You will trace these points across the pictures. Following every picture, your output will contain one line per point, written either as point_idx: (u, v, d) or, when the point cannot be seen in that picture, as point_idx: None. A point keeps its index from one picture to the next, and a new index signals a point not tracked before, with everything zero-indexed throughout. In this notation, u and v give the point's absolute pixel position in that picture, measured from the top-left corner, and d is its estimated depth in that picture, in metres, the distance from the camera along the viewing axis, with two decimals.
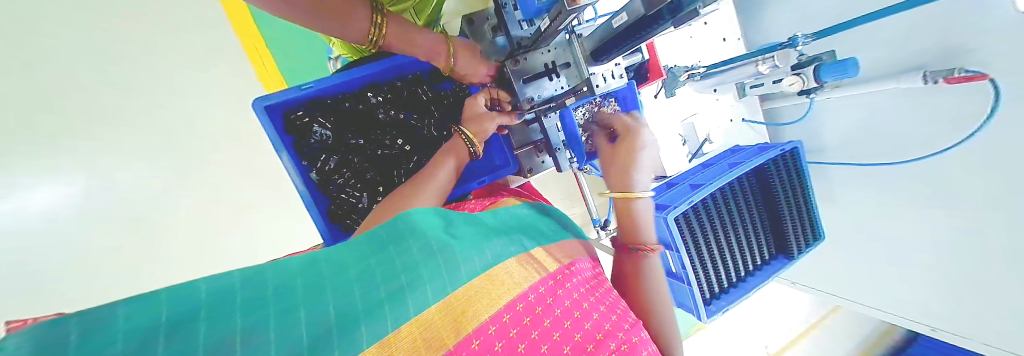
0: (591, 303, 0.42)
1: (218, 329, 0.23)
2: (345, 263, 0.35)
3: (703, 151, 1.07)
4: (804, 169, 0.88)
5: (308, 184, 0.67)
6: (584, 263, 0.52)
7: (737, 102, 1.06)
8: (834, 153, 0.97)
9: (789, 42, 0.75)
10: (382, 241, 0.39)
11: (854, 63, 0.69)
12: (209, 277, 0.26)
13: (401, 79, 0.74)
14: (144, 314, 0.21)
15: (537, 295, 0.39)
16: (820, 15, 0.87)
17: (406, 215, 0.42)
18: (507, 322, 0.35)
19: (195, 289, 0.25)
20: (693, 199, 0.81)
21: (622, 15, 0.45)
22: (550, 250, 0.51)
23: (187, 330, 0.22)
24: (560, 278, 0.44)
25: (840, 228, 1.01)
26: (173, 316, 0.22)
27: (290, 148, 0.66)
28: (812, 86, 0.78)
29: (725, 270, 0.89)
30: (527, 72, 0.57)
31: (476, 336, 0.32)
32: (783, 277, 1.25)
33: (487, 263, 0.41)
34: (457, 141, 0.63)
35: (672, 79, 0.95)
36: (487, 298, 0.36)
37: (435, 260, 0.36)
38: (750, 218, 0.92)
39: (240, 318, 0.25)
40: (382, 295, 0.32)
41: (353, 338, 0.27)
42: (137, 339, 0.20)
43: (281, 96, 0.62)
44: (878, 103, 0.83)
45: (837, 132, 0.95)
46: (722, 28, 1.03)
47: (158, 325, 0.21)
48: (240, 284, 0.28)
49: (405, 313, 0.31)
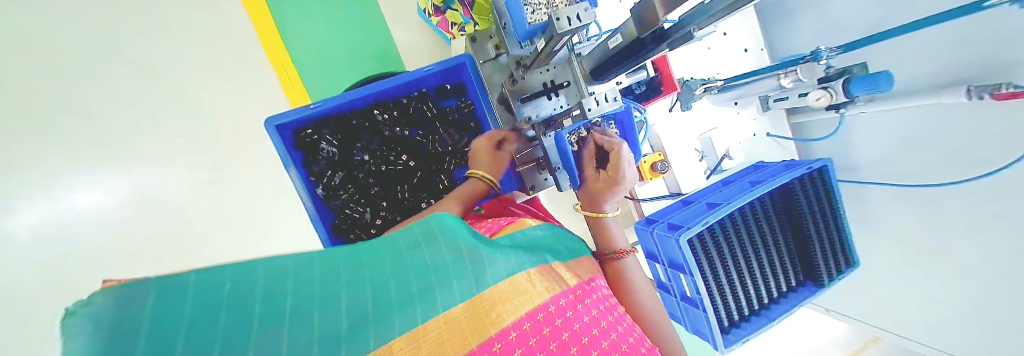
0: (609, 321, 0.40)
1: (268, 305, 0.28)
2: (382, 255, 0.38)
3: (722, 168, 1.02)
4: (836, 190, 0.81)
5: (314, 199, 0.69)
6: (605, 281, 0.51)
7: (761, 116, 1.02)
8: (871, 172, 0.90)
9: (812, 55, 0.70)
10: (416, 237, 0.41)
11: (887, 77, 0.61)
12: (269, 262, 0.31)
13: (407, 96, 0.75)
14: (210, 287, 0.26)
15: (558, 307, 0.38)
16: (849, 25, 0.81)
17: (440, 215, 0.44)
18: (527, 330, 0.34)
19: (255, 267, 0.30)
20: (708, 219, 0.76)
21: (618, 36, 0.44)
22: (572, 266, 0.50)
23: (244, 305, 0.27)
24: (580, 294, 0.43)
25: (877, 253, 0.93)
26: (234, 291, 0.27)
27: (298, 164, 0.69)
28: (842, 100, 0.72)
29: (744, 297, 0.83)
30: (526, 92, 0.58)
31: (498, 339, 0.32)
32: (813, 302, 1.17)
33: (514, 268, 0.40)
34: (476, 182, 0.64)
35: (687, 93, 0.94)
36: (511, 303, 0.36)
37: (463, 262, 0.38)
38: (774, 240, 0.85)
39: (288, 302, 0.29)
40: (413, 290, 0.34)
41: (383, 329, 0.29)
42: (202, 307, 0.24)
43: (290, 115, 0.64)
44: (917, 119, 0.76)
45: (873, 148, 0.87)
46: (743, 38, 0.99)
47: (222, 299, 0.26)
48: (293, 269, 0.32)
49: (432, 310, 0.32)
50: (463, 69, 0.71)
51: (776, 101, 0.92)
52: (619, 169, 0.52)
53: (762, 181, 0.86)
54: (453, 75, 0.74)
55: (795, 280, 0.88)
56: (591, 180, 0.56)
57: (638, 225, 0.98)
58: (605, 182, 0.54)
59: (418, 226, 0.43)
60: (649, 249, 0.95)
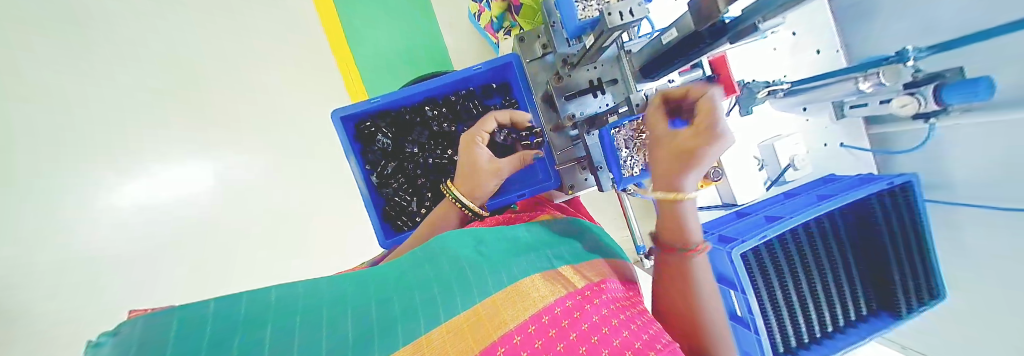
0: (621, 320, 0.37)
1: (281, 325, 0.25)
2: (387, 276, 0.37)
3: (785, 179, 0.93)
4: (924, 212, 0.67)
5: (369, 185, 0.76)
6: (617, 284, 0.48)
7: (835, 124, 0.91)
8: (964, 192, 0.74)
9: (897, 57, 0.62)
10: (422, 256, 0.41)
11: (986, 84, 0.51)
12: (279, 286, 0.29)
13: (456, 93, 0.79)
14: (226, 308, 0.24)
15: (563, 309, 0.35)
16: (943, 24, 0.70)
17: (440, 237, 0.44)
18: (533, 333, 0.31)
19: (268, 291, 0.28)
20: (767, 234, 0.68)
21: (673, 31, 0.42)
22: (579, 268, 0.47)
23: (259, 327, 0.24)
24: (587, 295, 0.40)
25: (970, 289, 0.75)
26: (247, 314, 0.25)
27: (358, 153, 0.76)
28: (933, 108, 0.61)
29: (804, 323, 0.72)
30: (571, 89, 0.59)
31: (502, 343, 0.29)
32: (887, 337, 0.97)
33: (514, 278, 0.39)
34: (450, 202, 0.61)
35: (748, 96, 0.86)
36: (512, 310, 0.33)
37: (465, 274, 0.37)
38: (838, 265, 0.75)
39: (299, 318, 0.27)
40: (416, 300, 0.32)
41: (390, 339, 0.27)
42: (217, 334, 0.22)
43: (353, 108, 0.71)
44: (1012, 140, 0.63)
45: (964, 169, 0.73)
46: (814, 38, 0.90)
47: (237, 320, 0.24)
48: (302, 292, 0.30)
49: (437, 320, 0.30)
50: (510, 68, 0.73)
51: (852, 109, 0.82)
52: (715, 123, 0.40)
53: (831, 196, 0.76)
54: (501, 75, 0.77)
55: (865, 307, 0.75)
56: (673, 139, 0.43)
57: None
58: (698, 137, 0.41)
59: (420, 250, 0.42)
60: None
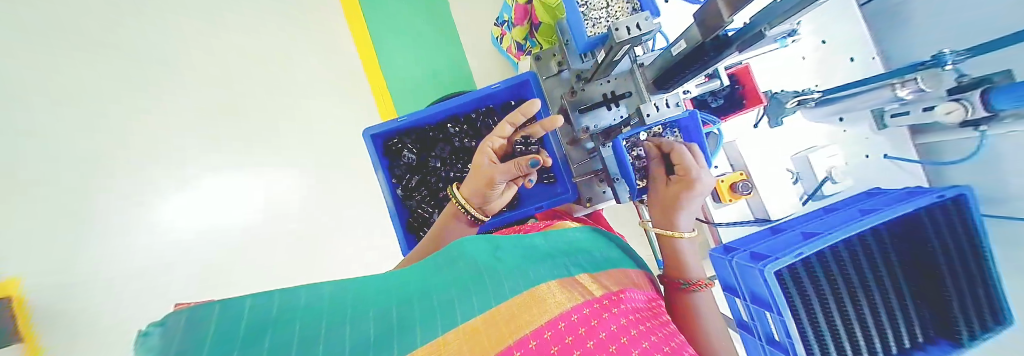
0: (641, 332, 0.36)
1: (308, 324, 0.27)
2: (408, 280, 0.39)
3: (823, 193, 0.87)
4: (979, 226, 0.63)
5: (395, 198, 0.79)
6: (639, 294, 0.47)
7: (876, 134, 0.86)
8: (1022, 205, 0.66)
9: (934, 61, 0.59)
10: (441, 262, 0.43)
11: None
12: (308, 288, 0.31)
13: (477, 111, 0.83)
14: (262, 307, 0.26)
15: (581, 316, 0.35)
16: (987, 23, 0.65)
17: (459, 242, 0.45)
18: (549, 339, 0.31)
19: (298, 291, 0.30)
20: (803, 251, 0.63)
21: (683, 42, 0.43)
22: (598, 277, 0.47)
23: (288, 326, 0.26)
24: (606, 304, 0.39)
25: None
26: (279, 313, 0.27)
27: (385, 168, 0.81)
28: (983, 115, 0.57)
29: (854, 351, 0.65)
30: (584, 103, 0.60)
31: (517, 347, 0.30)
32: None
33: (531, 283, 0.39)
34: (453, 206, 0.65)
35: (776, 106, 0.85)
36: (528, 315, 0.34)
37: (483, 278, 0.38)
38: (891, 285, 0.68)
39: (325, 317, 0.29)
40: (435, 301, 0.34)
41: (409, 336, 0.28)
42: (252, 332, 0.25)
43: (382, 127, 0.76)
44: None
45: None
46: (847, 46, 0.86)
47: (271, 319, 0.26)
48: (328, 293, 0.32)
49: (454, 320, 0.31)
50: (527, 86, 0.76)
51: (892, 117, 0.77)
52: (689, 170, 0.52)
53: (877, 209, 0.70)
54: (519, 92, 0.80)
55: (923, 334, 0.67)
56: (661, 185, 0.57)
57: (712, 252, 0.85)
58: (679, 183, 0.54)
59: (440, 256, 0.44)
60: (727, 281, 0.82)
